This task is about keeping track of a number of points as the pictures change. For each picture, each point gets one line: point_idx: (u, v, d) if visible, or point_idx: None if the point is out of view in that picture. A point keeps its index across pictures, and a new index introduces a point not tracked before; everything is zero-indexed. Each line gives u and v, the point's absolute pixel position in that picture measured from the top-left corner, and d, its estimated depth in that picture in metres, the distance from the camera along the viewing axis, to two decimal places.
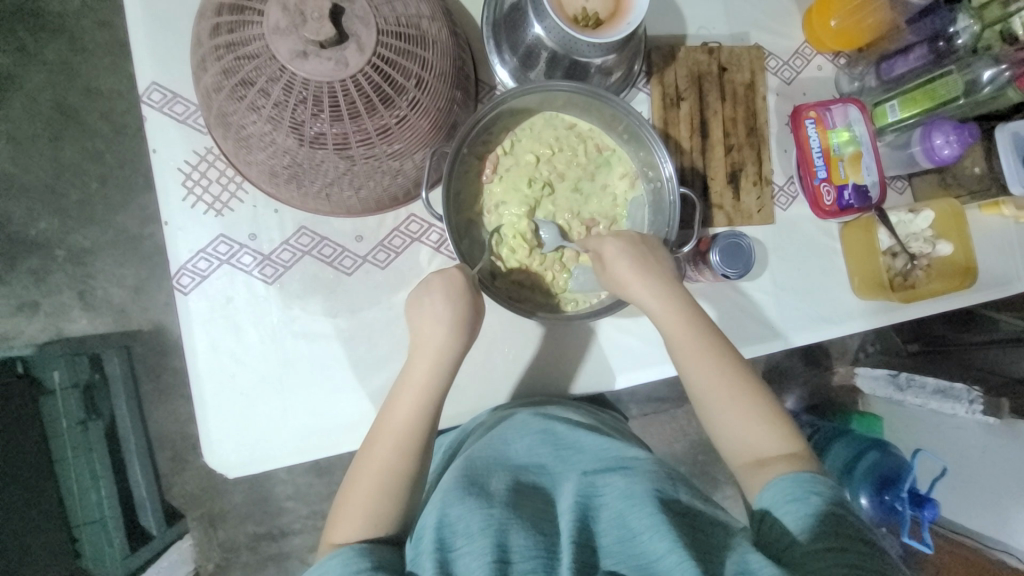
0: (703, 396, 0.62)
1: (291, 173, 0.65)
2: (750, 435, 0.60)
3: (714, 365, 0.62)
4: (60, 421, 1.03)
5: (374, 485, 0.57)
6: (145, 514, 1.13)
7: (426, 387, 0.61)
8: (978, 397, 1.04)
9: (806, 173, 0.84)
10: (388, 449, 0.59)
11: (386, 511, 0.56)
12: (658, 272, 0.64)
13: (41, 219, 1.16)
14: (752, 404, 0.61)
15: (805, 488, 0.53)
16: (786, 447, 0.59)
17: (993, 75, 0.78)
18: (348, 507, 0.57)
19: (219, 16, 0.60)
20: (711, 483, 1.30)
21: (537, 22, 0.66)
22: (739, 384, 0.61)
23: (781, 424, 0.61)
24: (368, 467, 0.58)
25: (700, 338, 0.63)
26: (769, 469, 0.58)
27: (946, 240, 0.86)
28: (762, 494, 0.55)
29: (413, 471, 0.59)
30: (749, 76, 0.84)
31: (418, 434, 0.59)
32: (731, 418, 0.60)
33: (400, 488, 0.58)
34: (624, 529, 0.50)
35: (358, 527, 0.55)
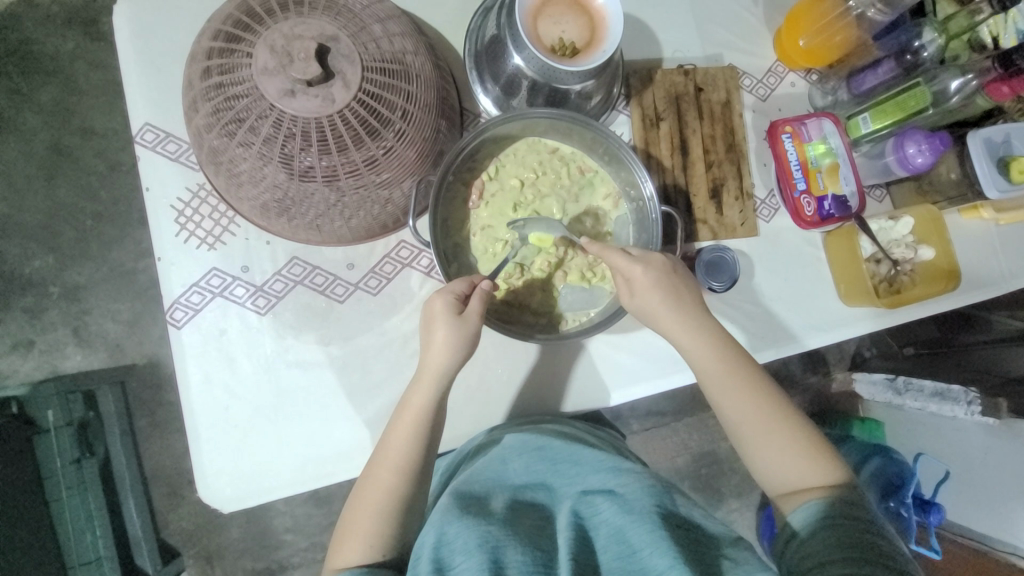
0: (736, 422, 0.62)
1: (282, 206, 0.67)
2: (785, 461, 0.60)
3: (745, 391, 0.62)
4: (54, 461, 1.02)
5: (372, 508, 0.57)
6: (141, 552, 1.10)
7: (427, 408, 0.60)
8: (975, 398, 1.06)
9: (786, 186, 0.86)
10: (386, 474, 0.58)
11: (385, 529, 0.56)
12: (685, 298, 0.66)
13: (37, 257, 1.17)
14: (784, 425, 0.61)
15: (829, 516, 0.54)
16: (822, 473, 0.59)
17: (960, 85, 0.80)
18: (351, 525, 0.57)
19: (209, 59, 0.62)
20: (715, 497, 1.29)
21: (516, 53, 0.69)
22: (774, 409, 0.62)
23: (820, 451, 0.60)
24: (369, 488, 0.58)
25: (729, 365, 0.64)
26: (805, 489, 0.58)
27: (928, 245, 0.87)
28: (793, 515, 0.56)
29: (410, 492, 0.58)
30: (725, 94, 0.87)
31: (415, 457, 0.59)
32: (764, 443, 0.61)
33: (398, 513, 0.57)
34: (622, 546, 0.49)
35: (358, 548, 0.55)
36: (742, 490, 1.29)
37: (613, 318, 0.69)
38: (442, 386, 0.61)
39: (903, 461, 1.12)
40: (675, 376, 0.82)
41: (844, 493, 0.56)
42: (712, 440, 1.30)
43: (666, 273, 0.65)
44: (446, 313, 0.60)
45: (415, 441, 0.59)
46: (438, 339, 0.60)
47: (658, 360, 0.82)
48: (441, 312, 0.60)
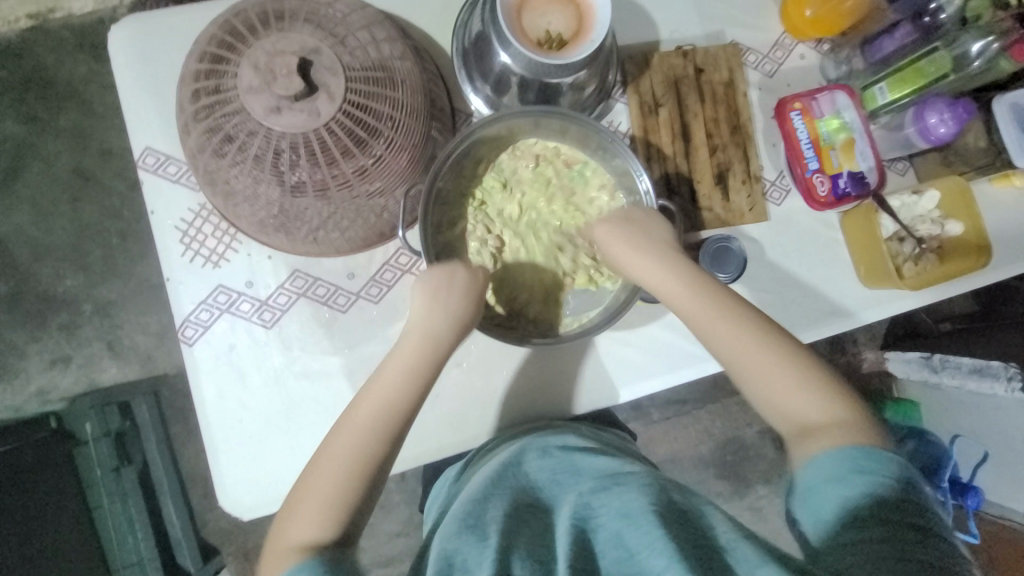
0: (731, 359, 0.57)
1: (279, 222, 0.68)
2: (788, 396, 0.55)
3: (730, 326, 0.58)
4: (93, 470, 1.09)
5: (328, 485, 0.51)
6: (182, 552, 1.16)
7: (401, 388, 0.56)
8: (1016, 373, 0.96)
9: (796, 167, 0.81)
10: (345, 448, 0.53)
11: (336, 515, 0.51)
12: (653, 238, 0.64)
13: (68, 276, 1.23)
14: (780, 360, 0.56)
15: (855, 464, 0.48)
16: (864, 431, 0.51)
17: (982, 48, 0.75)
18: (298, 502, 0.52)
19: (197, 82, 0.63)
20: (742, 484, 1.27)
21: (502, 51, 0.67)
22: (762, 339, 0.57)
23: (821, 385, 0.55)
24: (323, 464, 0.53)
25: (737, 307, 0.59)
26: (818, 431, 0.52)
27: (955, 219, 0.82)
28: (809, 474, 0.50)
29: (371, 476, 0.53)
30: (727, 74, 0.82)
31: (379, 439, 0.54)
32: (767, 379, 0.56)
33: (350, 495, 0.52)
34: (621, 550, 0.48)
35: (301, 539, 0.49)
36: (769, 476, 1.27)
37: (611, 320, 0.67)
38: (415, 375, 0.57)
39: (941, 444, 1.07)
40: (685, 370, 0.80)
41: (857, 434, 0.51)
42: (736, 427, 1.27)
43: (631, 221, 0.66)
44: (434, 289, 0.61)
45: (381, 426, 0.54)
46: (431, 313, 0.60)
47: (667, 354, 0.80)
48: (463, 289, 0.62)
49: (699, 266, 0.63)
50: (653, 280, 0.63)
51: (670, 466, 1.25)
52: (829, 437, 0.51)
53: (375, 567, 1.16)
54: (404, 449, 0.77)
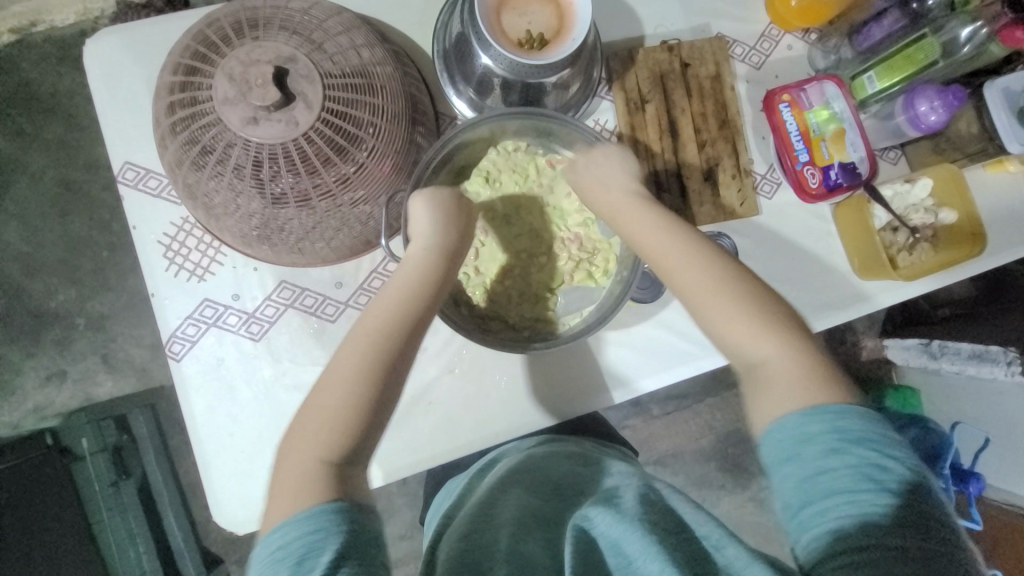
0: (688, 293, 0.55)
1: (262, 234, 0.67)
2: (741, 335, 0.52)
3: (693, 262, 0.55)
4: (92, 485, 1.09)
5: (324, 415, 0.49)
6: (185, 564, 1.15)
7: (406, 302, 0.55)
8: (1015, 358, 0.96)
9: (787, 159, 0.80)
10: (338, 380, 0.50)
11: (343, 439, 0.48)
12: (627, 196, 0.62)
13: (60, 291, 1.22)
14: (736, 293, 0.53)
15: (822, 435, 0.45)
16: (827, 389, 0.48)
17: (971, 33, 0.74)
18: (297, 438, 0.49)
19: (172, 94, 0.62)
20: (744, 476, 1.26)
21: (483, 53, 0.66)
22: (721, 275, 0.54)
23: (779, 331, 0.52)
24: (324, 396, 0.50)
25: (705, 250, 0.56)
26: (765, 371, 0.50)
27: (948, 207, 0.81)
28: (778, 438, 0.47)
29: (368, 398, 0.49)
30: (714, 67, 0.81)
31: (375, 360, 0.51)
32: (722, 315, 0.53)
33: (356, 421, 0.49)
34: (621, 557, 0.48)
35: (310, 465, 0.47)
36: None
37: (602, 322, 0.66)
38: (417, 296, 0.55)
39: (942, 431, 1.07)
40: (680, 369, 0.80)
41: (801, 378, 0.49)
42: (737, 420, 1.26)
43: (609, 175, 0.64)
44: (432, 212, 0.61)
45: (381, 340, 0.52)
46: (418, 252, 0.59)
47: (661, 353, 0.80)
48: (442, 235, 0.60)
49: (672, 214, 0.60)
50: (636, 232, 0.60)
51: (672, 461, 1.25)
52: (785, 389, 0.48)
53: None
54: (398, 457, 0.77)
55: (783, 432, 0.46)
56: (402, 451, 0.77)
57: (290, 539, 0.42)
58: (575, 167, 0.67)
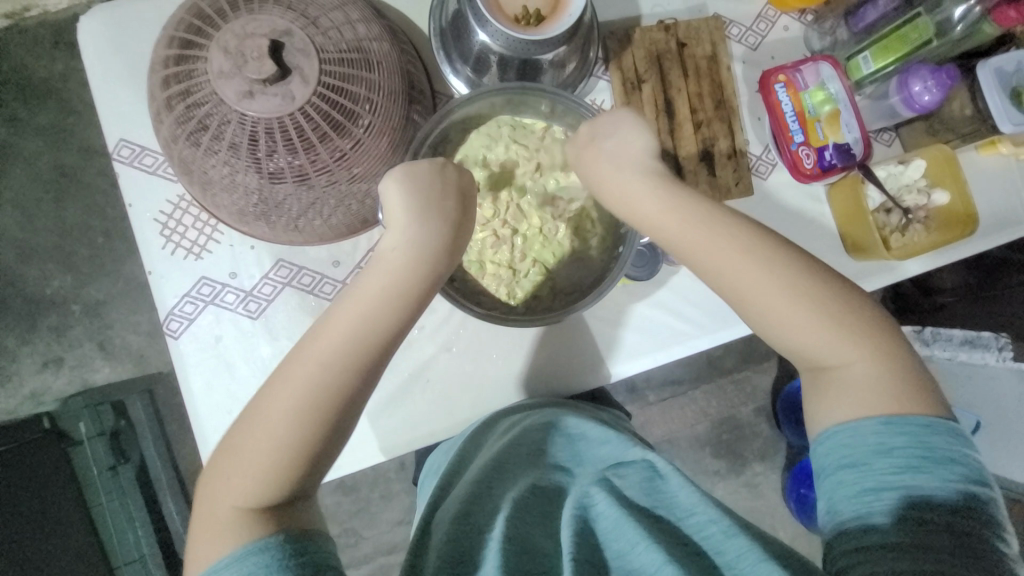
0: (764, 303, 0.53)
1: (259, 211, 0.67)
2: (819, 342, 0.52)
3: (760, 267, 0.53)
4: (90, 469, 1.09)
5: (264, 444, 0.48)
6: (185, 547, 1.16)
7: (368, 320, 0.52)
8: (1007, 342, 0.99)
9: (782, 140, 0.81)
10: (280, 405, 0.49)
11: (272, 476, 0.48)
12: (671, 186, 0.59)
13: (55, 277, 1.21)
14: (821, 301, 0.52)
15: (883, 453, 0.47)
16: (902, 397, 0.50)
17: (964, 13, 0.74)
18: (229, 465, 0.49)
19: (167, 69, 0.62)
20: (738, 461, 1.28)
21: (480, 29, 0.66)
22: (800, 281, 0.52)
23: (859, 333, 0.52)
24: (258, 424, 0.49)
25: (779, 260, 0.53)
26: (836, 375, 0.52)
27: (942, 188, 0.82)
28: (829, 445, 0.50)
29: (302, 436, 0.48)
30: (710, 47, 0.81)
31: (322, 386, 0.49)
32: (800, 327, 0.52)
33: (287, 462, 0.48)
34: (620, 542, 0.49)
35: (237, 503, 0.47)
36: (765, 452, 1.28)
37: (592, 300, 0.66)
38: (401, 303, 0.53)
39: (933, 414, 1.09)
40: (675, 347, 0.80)
41: (879, 387, 0.50)
42: (731, 405, 1.28)
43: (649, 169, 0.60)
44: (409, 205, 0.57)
45: (328, 379, 0.49)
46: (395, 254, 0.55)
47: (657, 331, 0.80)
48: (427, 231, 0.56)
49: (734, 216, 0.56)
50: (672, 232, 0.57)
51: (667, 446, 1.26)
52: (855, 401, 0.50)
53: (378, 555, 1.17)
54: (396, 434, 0.77)
55: (847, 443, 0.49)
56: (400, 428, 0.77)
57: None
58: (590, 134, 0.64)
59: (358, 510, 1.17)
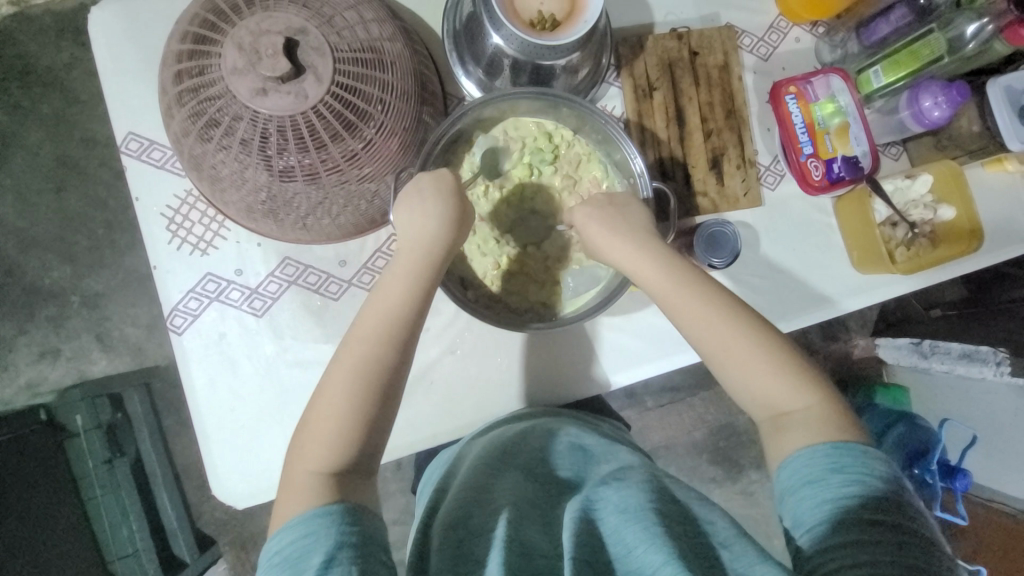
0: (709, 346, 0.56)
1: (268, 208, 0.66)
2: (765, 383, 0.54)
3: (706, 311, 0.57)
4: (85, 462, 1.08)
5: (335, 409, 0.51)
6: (179, 542, 1.15)
7: (406, 300, 0.55)
8: (1004, 357, 0.95)
9: (791, 151, 0.81)
10: (344, 372, 0.52)
11: (346, 444, 0.50)
12: (624, 224, 0.63)
13: (55, 268, 1.20)
14: (764, 346, 0.55)
15: (829, 468, 0.48)
16: (842, 429, 0.51)
17: (977, 30, 0.74)
18: (309, 435, 0.51)
19: (179, 64, 0.61)
20: (735, 468, 1.28)
21: (495, 32, 0.66)
22: (740, 322, 0.56)
23: (801, 373, 0.55)
24: (330, 389, 0.52)
25: (722, 299, 0.57)
26: (789, 416, 0.53)
27: (948, 204, 0.82)
28: (789, 463, 0.50)
29: (370, 402, 0.51)
30: (722, 57, 0.82)
31: (381, 354, 0.53)
32: (745, 369, 0.55)
33: (356, 429, 0.51)
34: (620, 545, 0.48)
35: (312, 472, 0.49)
36: (761, 461, 1.28)
37: (594, 311, 0.66)
38: (423, 281, 0.57)
39: (930, 428, 1.10)
40: (679, 356, 0.80)
41: (824, 418, 0.52)
42: (730, 413, 1.28)
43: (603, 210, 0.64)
44: (429, 196, 0.60)
45: (385, 349, 0.53)
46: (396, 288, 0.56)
47: (661, 340, 0.80)
48: (434, 232, 0.58)
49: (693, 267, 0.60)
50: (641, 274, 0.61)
51: (663, 452, 1.27)
52: (811, 432, 0.51)
53: None
54: (397, 436, 0.77)
55: (803, 463, 0.49)
56: (402, 430, 0.77)
57: (294, 536, 0.44)
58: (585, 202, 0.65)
59: None
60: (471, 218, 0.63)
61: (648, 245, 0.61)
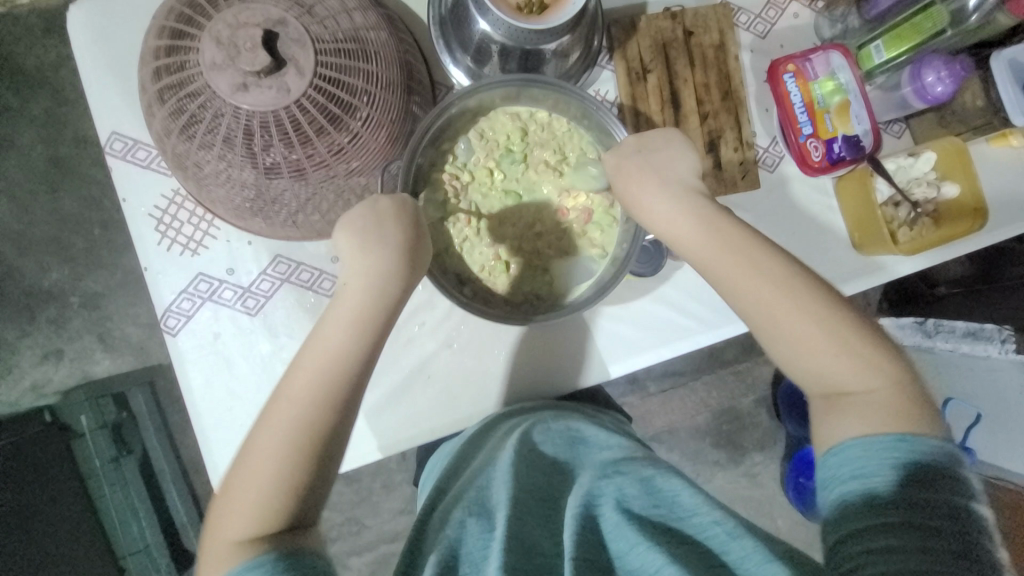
0: (762, 318, 0.54)
1: (256, 206, 0.66)
2: (825, 360, 0.52)
3: (763, 281, 0.54)
4: (92, 461, 1.09)
5: (262, 462, 0.49)
6: (189, 537, 1.16)
7: (341, 348, 0.52)
8: (1009, 334, 0.97)
9: (790, 132, 0.79)
10: (277, 424, 0.50)
11: (275, 498, 0.48)
12: (663, 176, 0.61)
13: (52, 270, 1.20)
14: (830, 322, 0.53)
15: (876, 457, 0.47)
16: (902, 415, 0.49)
17: (979, 2, 0.73)
18: (234, 488, 0.49)
19: (158, 60, 0.60)
20: (738, 451, 1.28)
21: (481, 18, 0.64)
22: (801, 295, 0.53)
23: (867, 351, 0.52)
24: (261, 439, 0.50)
25: (784, 270, 0.55)
26: (848, 394, 0.51)
27: (951, 181, 0.80)
28: (833, 451, 0.49)
29: (295, 459, 0.49)
30: (718, 36, 0.79)
31: (307, 411, 0.50)
32: (805, 347, 0.53)
33: (285, 484, 0.48)
34: (620, 542, 0.49)
35: (233, 534, 0.47)
36: (764, 443, 1.29)
37: (589, 303, 0.65)
38: (358, 329, 0.53)
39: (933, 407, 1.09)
40: (678, 343, 0.80)
41: (882, 399, 0.50)
42: (732, 397, 1.28)
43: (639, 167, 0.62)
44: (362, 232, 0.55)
45: (317, 401, 0.50)
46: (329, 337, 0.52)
47: (659, 328, 0.80)
48: (369, 275, 0.54)
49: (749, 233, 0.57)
50: (675, 233, 0.59)
51: (666, 437, 1.27)
52: (864, 417, 0.49)
53: (379, 544, 1.18)
54: (396, 430, 0.77)
55: (847, 452, 0.48)
56: (401, 424, 0.77)
57: None
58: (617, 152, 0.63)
59: (361, 500, 1.18)
60: (427, 247, 0.59)
61: (690, 211, 0.59)
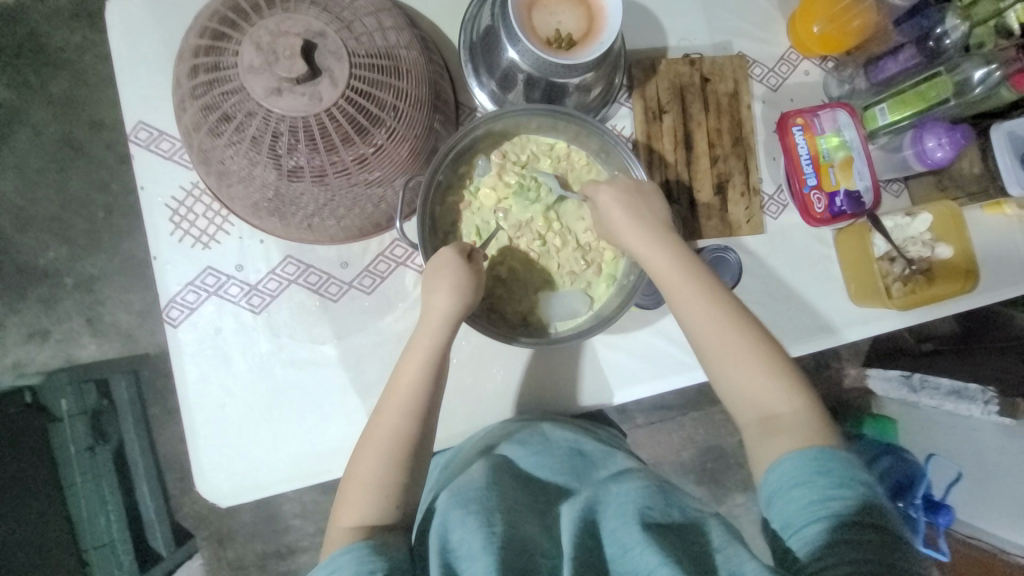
0: (701, 339, 0.59)
1: (274, 206, 0.66)
2: (753, 383, 0.56)
3: (704, 306, 0.59)
4: (68, 447, 1.05)
5: (380, 442, 0.55)
6: (155, 534, 1.13)
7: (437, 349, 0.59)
8: (992, 397, 0.96)
9: (795, 182, 0.82)
10: (389, 412, 0.56)
11: (394, 476, 0.54)
12: (645, 214, 0.65)
13: (50, 248, 1.19)
14: (756, 350, 0.57)
15: (817, 464, 0.49)
16: (823, 435, 0.52)
17: (984, 75, 0.76)
18: (357, 471, 0.54)
19: (196, 58, 0.61)
20: (722, 491, 1.28)
21: (511, 47, 0.67)
22: (736, 319, 0.58)
23: (784, 372, 0.57)
24: (375, 429, 0.56)
25: (720, 297, 0.60)
26: (774, 416, 0.55)
27: (945, 243, 0.83)
28: (777, 460, 0.51)
29: (413, 431, 0.56)
30: (733, 85, 0.83)
31: (420, 400, 0.57)
32: (730, 369, 0.57)
33: (397, 457, 0.54)
34: (615, 547, 0.50)
35: (364, 510, 0.52)
36: (747, 485, 1.28)
37: (592, 329, 0.66)
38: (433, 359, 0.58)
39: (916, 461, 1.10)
40: (674, 377, 0.81)
41: (806, 422, 0.53)
42: (719, 435, 1.28)
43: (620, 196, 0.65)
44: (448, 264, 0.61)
45: (419, 393, 0.57)
46: (409, 373, 0.58)
47: (657, 361, 0.81)
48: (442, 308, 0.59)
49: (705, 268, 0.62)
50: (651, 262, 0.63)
51: None
52: (795, 437, 0.52)
53: None
54: None
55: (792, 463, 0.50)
56: None
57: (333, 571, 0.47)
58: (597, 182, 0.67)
59: None
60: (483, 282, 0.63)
61: (662, 245, 0.63)
